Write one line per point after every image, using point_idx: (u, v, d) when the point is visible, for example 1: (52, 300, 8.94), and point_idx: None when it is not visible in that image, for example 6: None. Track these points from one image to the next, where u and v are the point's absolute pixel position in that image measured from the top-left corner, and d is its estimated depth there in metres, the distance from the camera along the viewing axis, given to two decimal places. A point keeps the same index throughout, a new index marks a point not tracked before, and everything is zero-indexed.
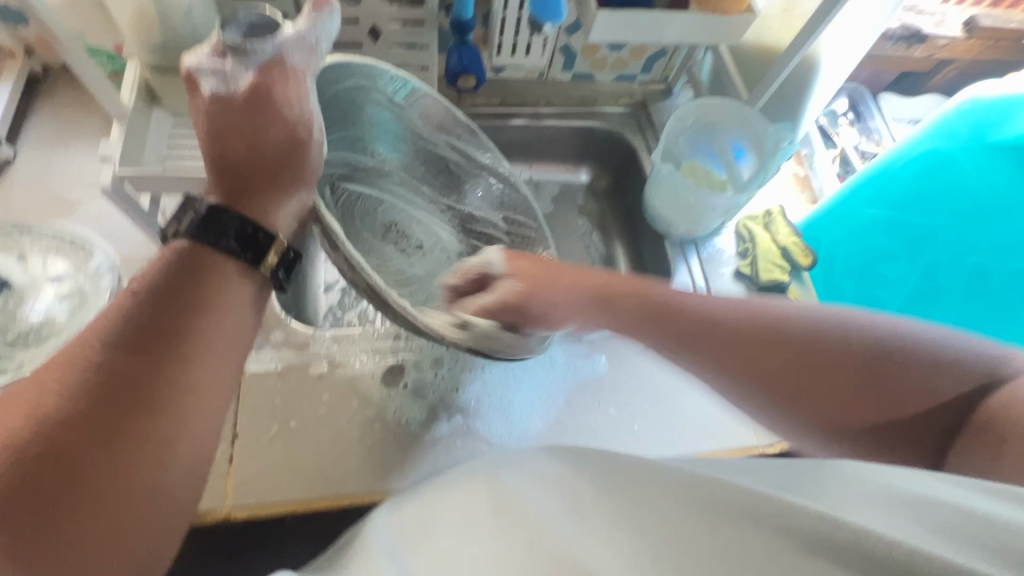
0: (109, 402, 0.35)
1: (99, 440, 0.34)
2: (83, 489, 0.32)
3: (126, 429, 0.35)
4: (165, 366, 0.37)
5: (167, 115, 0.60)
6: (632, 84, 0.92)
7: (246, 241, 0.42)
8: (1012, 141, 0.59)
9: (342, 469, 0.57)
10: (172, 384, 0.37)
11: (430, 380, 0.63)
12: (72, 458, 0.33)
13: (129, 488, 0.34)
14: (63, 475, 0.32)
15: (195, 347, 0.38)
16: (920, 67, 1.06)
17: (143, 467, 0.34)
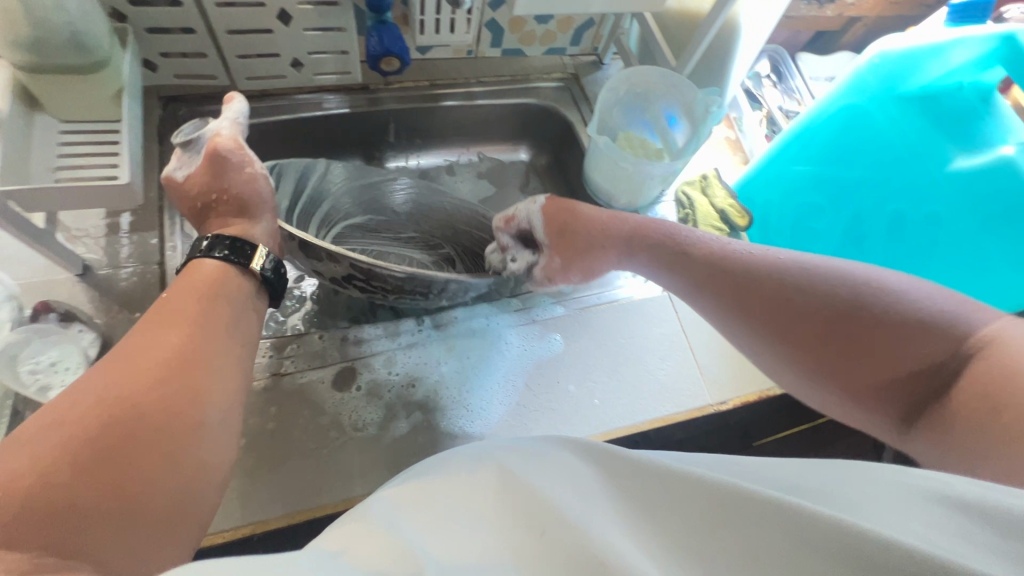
0: (121, 421, 0.32)
1: (110, 445, 0.31)
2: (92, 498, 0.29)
3: (139, 437, 0.33)
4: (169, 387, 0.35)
5: (53, 121, 0.54)
6: (563, 58, 0.91)
7: (236, 251, 0.46)
8: (920, 91, 0.62)
9: (300, 482, 0.54)
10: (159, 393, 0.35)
11: (384, 380, 0.61)
12: (79, 463, 0.30)
13: (143, 490, 0.31)
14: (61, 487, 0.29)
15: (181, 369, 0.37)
16: (832, 26, 1.11)
17: (139, 475, 0.31)
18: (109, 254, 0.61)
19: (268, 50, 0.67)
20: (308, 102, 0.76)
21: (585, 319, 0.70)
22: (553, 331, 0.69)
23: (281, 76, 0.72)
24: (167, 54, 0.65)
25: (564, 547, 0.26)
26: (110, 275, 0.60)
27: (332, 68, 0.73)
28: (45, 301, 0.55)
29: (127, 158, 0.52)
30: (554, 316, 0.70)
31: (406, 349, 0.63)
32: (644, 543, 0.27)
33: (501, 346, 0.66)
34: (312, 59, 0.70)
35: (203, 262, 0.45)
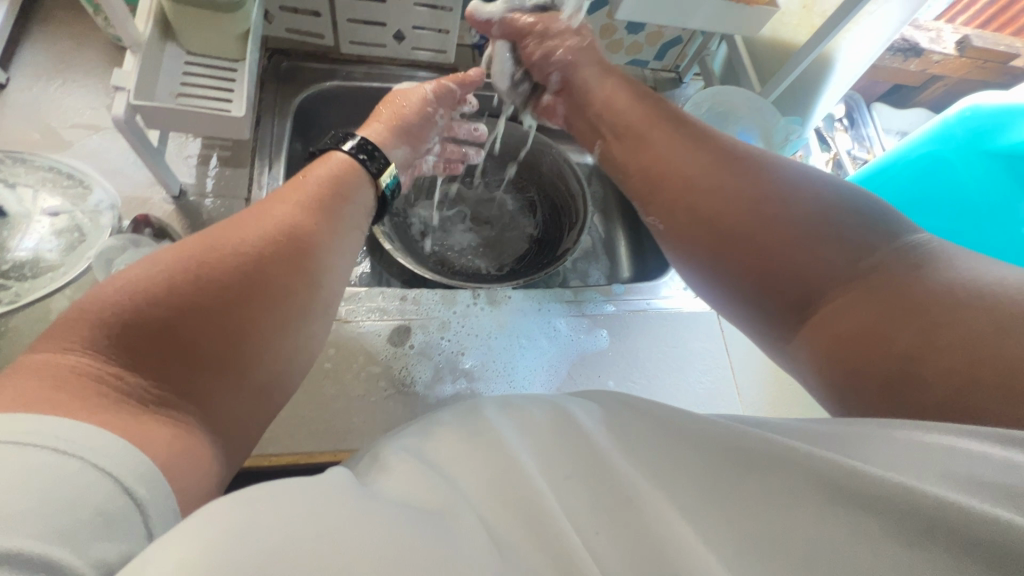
0: (215, 303, 0.35)
1: (206, 331, 0.34)
2: (181, 360, 0.33)
3: (234, 361, 0.36)
4: (255, 313, 0.37)
5: (181, 52, 0.58)
6: (644, 70, 0.93)
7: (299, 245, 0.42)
8: (1011, 148, 0.61)
9: (344, 423, 0.57)
10: (256, 342, 0.37)
11: (436, 342, 0.63)
12: (174, 317, 0.34)
13: (232, 388, 0.36)
14: (166, 339, 0.33)
15: (255, 324, 0.37)
16: (912, 80, 1.10)
17: (237, 382, 0.36)
18: (202, 184, 0.65)
19: (376, 18, 0.71)
20: (400, 74, 0.79)
21: (634, 322, 0.71)
22: (601, 327, 0.70)
23: (381, 45, 0.76)
24: (284, 7, 0.69)
25: (616, 510, 0.30)
26: (199, 202, 0.64)
27: (430, 45, 0.76)
28: (144, 214, 0.59)
29: (242, 93, 0.56)
30: (604, 313, 0.71)
31: (460, 318, 0.65)
32: (702, 531, 0.29)
33: (550, 332, 0.68)
34: (414, 33, 0.74)
35: (339, 154, 0.54)
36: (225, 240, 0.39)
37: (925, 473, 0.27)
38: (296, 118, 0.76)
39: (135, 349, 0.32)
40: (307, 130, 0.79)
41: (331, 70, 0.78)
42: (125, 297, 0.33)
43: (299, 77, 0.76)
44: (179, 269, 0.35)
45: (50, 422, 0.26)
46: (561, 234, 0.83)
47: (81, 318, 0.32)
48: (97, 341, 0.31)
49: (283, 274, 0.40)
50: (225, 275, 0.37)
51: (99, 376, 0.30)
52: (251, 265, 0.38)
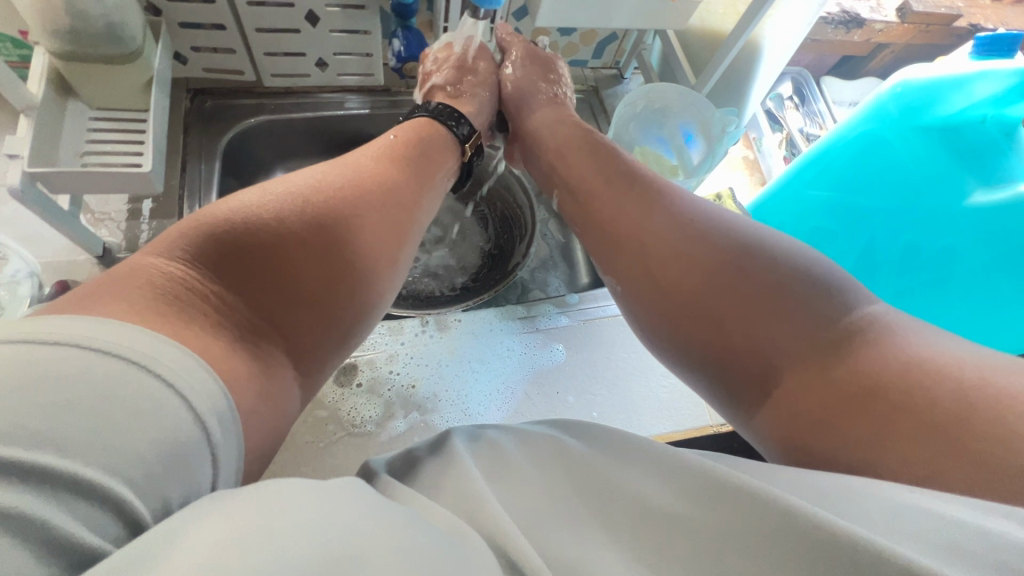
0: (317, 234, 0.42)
1: (309, 259, 0.41)
2: (292, 282, 0.39)
3: (320, 294, 0.41)
4: (342, 251, 0.43)
5: (85, 108, 0.56)
6: (584, 69, 0.91)
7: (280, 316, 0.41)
8: (942, 122, 0.61)
9: (295, 473, 0.55)
10: (338, 284, 0.42)
11: (385, 377, 0.62)
12: (282, 247, 0.40)
13: (328, 308, 0.41)
14: (275, 264, 0.39)
15: (346, 256, 0.43)
16: (858, 51, 1.08)
17: (329, 308, 0.41)
18: (129, 239, 0.63)
19: (295, 49, 0.70)
20: (330, 101, 0.77)
21: (590, 332, 0.70)
22: (556, 341, 0.68)
23: (306, 75, 0.74)
24: (198, 47, 0.67)
25: None
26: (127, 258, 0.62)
27: (356, 69, 0.74)
28: (63, 282, 0.57)
29: (151, 145, 0.54)
30: (558, 326, 0.70)
31: (409, 349, 0.64)
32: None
33: (504, 353, 0.66)
34: (337, 59, 0.72)
35: (421, 116, 0.61)
36: (318, 184, 0.46)
37: (902, 532, 0.24)
38: (226, 158, 0.74)
39: (256, 267, 0.38)
40: (241, 168, 0.77)
41: (259, 105, 0.75)
42: (244, 224, 0.40)
43: (226, 116, 0.74)
44: (277, 206, 0.42)
45: (124, 334, 0.28)
46: (512, 245, 0.82)
47: (198, 241, 0.38)
48: (221, 259, 0.38)
49: (366, 229, 0.46)
50: (319, 216, 0.43)
51: (207, 292, 0.35)
52: (341, 213, 0.44)
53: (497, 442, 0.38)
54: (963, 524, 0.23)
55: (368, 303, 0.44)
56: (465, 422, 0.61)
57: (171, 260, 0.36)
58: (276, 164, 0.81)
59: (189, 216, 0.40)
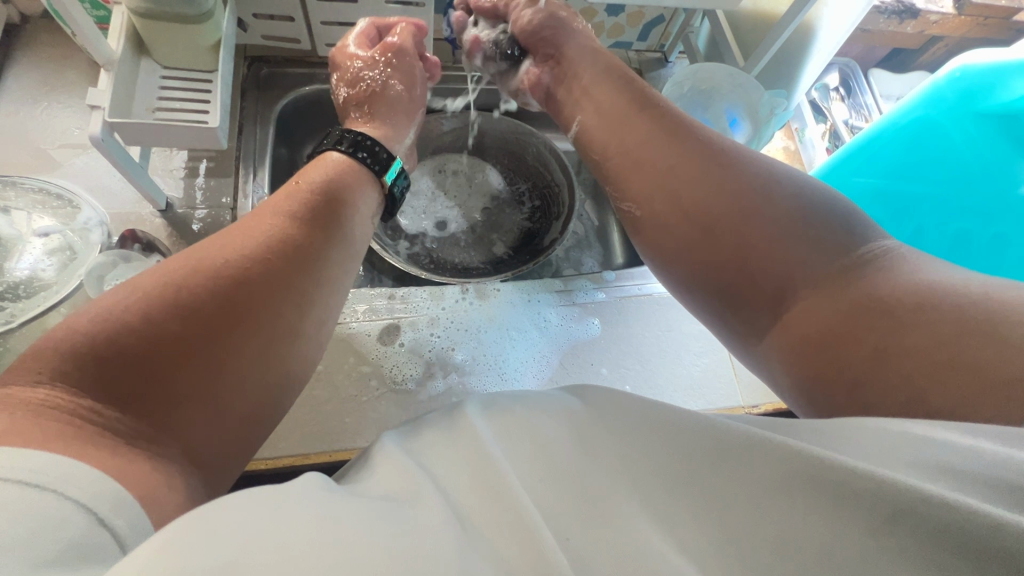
0: (211, 326, 0.35)
1: (211, 349, 0.35)
2: (183, 394, 0.33)
3: (215, 385, 0.34)
4: (250, 333, 0.37)
5: (156, 66, 0.59)
6: (628, 51, 0.91)
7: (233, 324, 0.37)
8: (1000, 109, 0.59)
9: (338, 423, 0.58)
10: (231, 375, 0.35)
11: (426, 339, 0.64)
12: (165, 345, 0.33)
13: (212, 415, 0.34)
14: (152, 367, 0.33)
15: (250, 338, 0.37)
16: (910, 43, 1.05)
17: (218, 402, 0.35)
18: (188, 196, 0.66)
19: (350, 19, 0.72)
20: None
21: (625, 308, 0.70)
22: (591, 315, 0.69)
23: None
24: (258, 15, 0.70)
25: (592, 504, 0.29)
26: (187, 214, 0.66)
27: None
28: (132, 230, 0.60)
29: (217, 105, 0.56)
30: (594, 301, 0.71)
31: (449, 314, 0.66)
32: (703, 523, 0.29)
33: (540, 323, 0.68)
34: None
35: (333, 154, 0.53)
36: (213, 256, 0.39)
37: (923, 470, 0.26)
38: (279, 124, 0.76)
39: (128, 380, 0.32)
40: (291, 135, 0.79)
41: (311, 74, 0.78)
42: (113, 316, 0.33)
43: (280, 83, 0.76)
44: (152, 293, 0.35)
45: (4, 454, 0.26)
46: (549, 217, 0.84)
47: (54, 353, 0.32)
48: (83, 366, 0.31)
49: (264, 300, 0.38)
50: (222, 295, 0.37)
51: (66, 409, 0.30)
52: (231, 290, 0.37)
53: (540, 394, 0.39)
54: (981, 458, 0.25)
55: (278, 383, 0.39)
56: (503, 384, 0.63)
57: (37, 381, 0.30)
58: (324, 134, 0.83)
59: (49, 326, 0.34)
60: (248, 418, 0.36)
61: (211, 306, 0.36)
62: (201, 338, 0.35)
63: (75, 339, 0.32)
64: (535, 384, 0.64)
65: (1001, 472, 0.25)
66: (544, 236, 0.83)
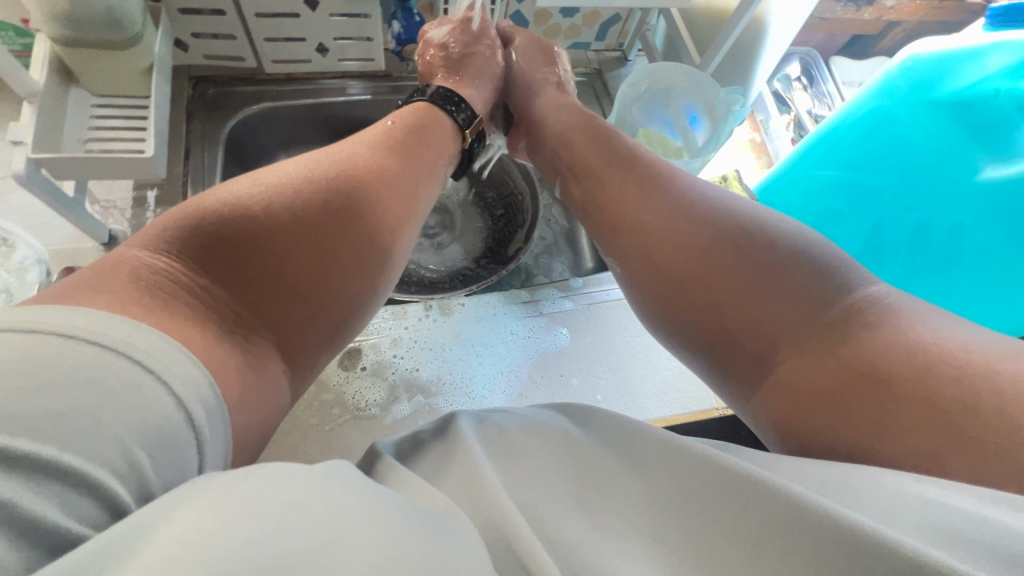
0: (313, 230, 0.41)
1: (314, 251, 0.41)
2: (291, 285, 0.39)
3: (316, 278, 0.40)
4: (347, 242, 0.42)
5: (87, 95, 0.56)
6: (587, 52, 0.90)
7: (303, 242, 0.40)
8: (952, 97, 0.59)
9: (301, 454, 0.56)
10: (328, 275, 0.41)
11: (389, 361, 0.62)
12: (279, 240, 0.39)
13: (306, 312, 0.40)
14: (263, 260, 0.38)
15: (343, 246, 0.42)
16: (868, 29, 1.05)
17: (314, 299, 0.40)
18: (134, 226, 0.64)
19: (295, 34, 0.69)
20: (331, 88, 0.77)
21: (594, 315, 0.69)
22: (560, 325, 0.68)
23: (306, 61, 0.74)
24: (198, 35, 0.68)
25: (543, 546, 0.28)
26: None
27: (356, 55, 0.74)
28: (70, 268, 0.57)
29: (153, 133, 0.54)
30: (562, 310, 0.69)
31: (412, 334, 0.64)
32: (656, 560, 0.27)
33: (508, 336, 0.66)
34: (337, 44, 0.72)
35: (421, 103, 0.58)
36: (312, 167, 0.45)
37: (891, 518, 0.25)
38: (228, 145, 0.73)
39: (246, 268, 0.37)
40: (244, 155, 0.77)
41: (260, 92, 0.75)
42: (236, 208, 0.39)
43: (227, 103, 0.74)
44: (266, 192, 0.41)
45: (138, 332, 0.28)
46: (511, 225, 0.83)
47: (178, 228, 0.37)
48: (206, 246, 0.37)
49: (363, 216, 0.44)
50: (318, 207, 0.42)
51: (186, 286, 0.35)
52: (334, 200, 0.43)
53: (494, 424, 0.38)
54: None
55: (365, 295, 0.44)
56: (472, 401, 0.61)
57: (158, 252, 0.35)
58: (278, 151, 0.81)
59: (184, 202, 0.40)
60: (336, 317, 0.42)
61: (319, 214, 0.42)
62: (308, 239, 0.41)
63: (201, 221, 0.38)
64: (503, 396, 0.62)
65: (966, 519, 0.23)
66: (507, 245, 0.82)
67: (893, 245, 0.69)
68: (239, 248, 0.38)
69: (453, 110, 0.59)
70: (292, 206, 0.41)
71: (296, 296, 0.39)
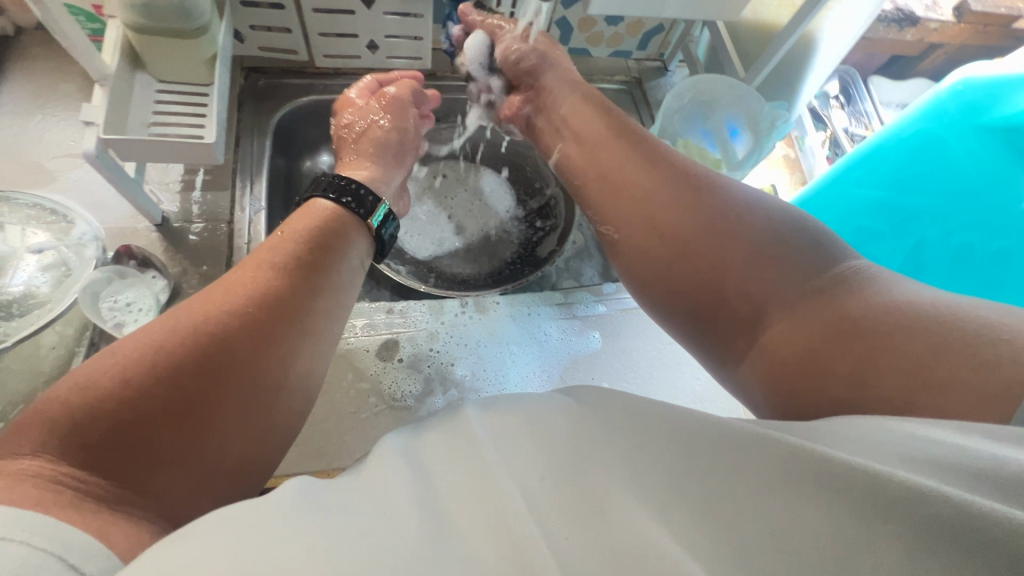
0: (185, 400, 0.34)
1: (183, 415, 0.33)
2: (164, 464, 0.32)
3: (198, 436, 0.34)
4: (236, 394, 0.36)
5: (151, 80, 0.58)
6: (628, 61, 0.90)
7: (167, 414, 0.33)
8: (1002, 122, 0.58)
9: (336, 441, 0.57)
10: (213, 436, 0.34)
11: (425, 354, 0.63)
12: (139, 415, 0.32)
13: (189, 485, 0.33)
14: (134, 434, 0.32)
15: (230, 393, 0.35)
16: (910, 50, 1.04)
17: (194, 463, 0.33)
18: (184, 209, 0.66)
19: (348, 30, 0.71)
20: None
21: (627, 321, 0.70)
22: (592, 329, 0.69)
23: (356, 56, 0.75)
24: (255, 27, 0.70)
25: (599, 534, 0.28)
26: (182, 228, 0.65)
27: (404, 53, 0.76)
28: (127, 246, 0.59)
29: (213, 119, 0.56)
30: (595, 314, 0.70)
31: (448, 328, 0.65)
32: None
33: (542, 337, 0.67)
34: (388, 42, 0.73)
35: (321, 202, 0.52)
36: (189, 315, 0.37)
37: (891, 459, 0.26)
38: (276, 135, 0.75)
39: (115, 454, 0.31)
40: (288, 146, 0.78)
41: (309, 85, 0.77)
42: (97, 386, 0.32)
43: (277, 94, 0.76)
44: (131, 356, 0.34)
45: (6, 513, 0.26)
46: (547, 229, 0.84)
47: (37, 425, 0.31)
48: (70, 438, 0.31)
49: (248, 349, 0.37)
50: (191, 366, 0.35)
51: (52, 477, 0.29)
52: (213, 343, 0.36)
53: None
54: None
55: (268, 436, 0.38)
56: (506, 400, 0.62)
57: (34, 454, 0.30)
58: (321, 144, 0.83)
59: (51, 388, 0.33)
60: (237, 476, 0.36)
61: (192, 370, 0.34)
62: (190, 403, 0.34)
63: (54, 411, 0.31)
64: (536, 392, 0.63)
65: None
66: (542, 247, 0.83)
67: (935, 266, 0.69)
68: (95, 432, 0.31)
69: (358, 209, 0.53)
70: (165, 365, 0.34)
71: (176, 475, 0.33)
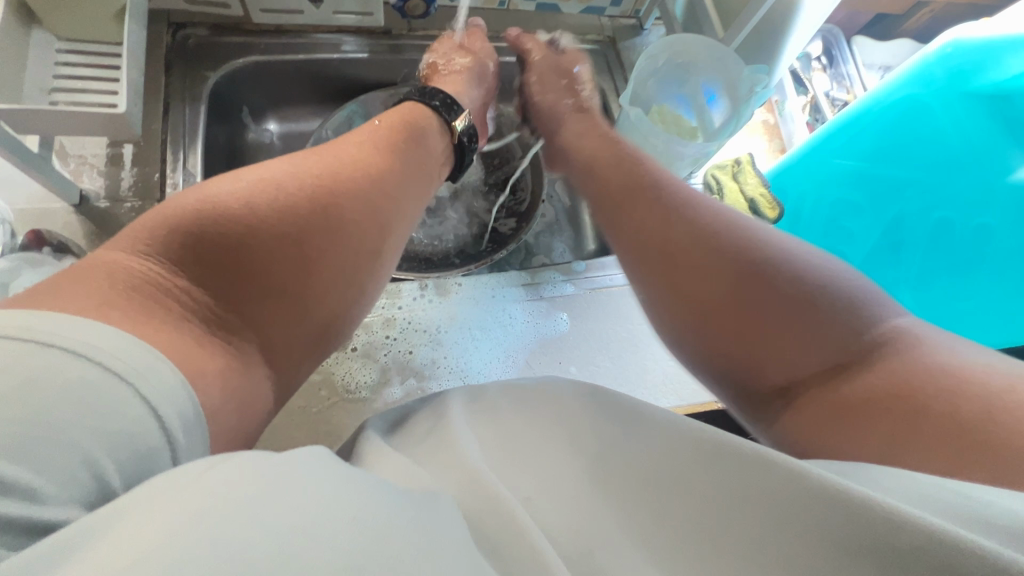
0: (302, 237, 0.38)
1: (297, 251, 0.37)
2: (276, 291, 0.36)
3: (298, 280, 0.37)
4: (336, 250, 0.39)
5: (52, 39, 0.51)
6: (601, 17, 0.84)
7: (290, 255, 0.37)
8: (991, 87, 0.55)
9: (287, 436, 0.54)
10: (315, 280, 0.38)
11: (381, 343, 0.59)
12: (263, 239, 0.36)
13: (287, 320, 0.37)
14: (249, 266, 0.35)
15: (329, 248, 0.39)
16: (894, 8, 0.99)
17: (294, 304, 0.37)
18: (109, 186, 0.59)
19: None
20: (326, 43, 0.72)
21: (596, 301, 0.67)
22: (559, 310, 0.65)
23: (298, 11, 0.68)
24: None
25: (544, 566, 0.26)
26: (107, 208, 0.58)
27: (352, 7, 0.68)
28: (36, 231, 0.53)
29: (125, 85, 0.49)
30: (563, 294, 0.66)
31: (406, 314, 0.61)
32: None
33: (507, 320, 0.64)
34: None
35: (410, 103, 0.53)
36: (298, 166, 0.40)
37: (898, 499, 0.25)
38: (213, 101, 0.68)
39: (236, 273, 0.35)
40: (228, 113, 0.71)
41: (247, 44, 0.69)
42: (228, 205, 0.36)
43: (211, 54, 0.68)
44: (254, 192, 0.37)
45: (103, 334, 0.27)
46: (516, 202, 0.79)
47: (158, 230, 0.34)
48: (193, 246, 0.34)
49: (347, 211, 0.40)
50: (301, 211, 0.38)
51: (166, 288, 0.32)
52: (319, 199, 0.39)
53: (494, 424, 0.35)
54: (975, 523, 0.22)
55: (353, 300, 0.41)
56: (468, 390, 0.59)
57: (140, 254, 0.33)
58: (267, 110, 0.76)
59: (166, 202, 0.36)
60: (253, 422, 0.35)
61: (301, 221, 0.38)
62: (301, 247, 0.37)
63: (179, 221, 0.34)
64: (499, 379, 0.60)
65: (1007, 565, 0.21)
66: (512, 222, 0.78)
67: (909, 240, 0.67)
68: (223, 247, 0.34)
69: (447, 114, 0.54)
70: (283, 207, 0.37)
71: (284, 304, 0.37)
